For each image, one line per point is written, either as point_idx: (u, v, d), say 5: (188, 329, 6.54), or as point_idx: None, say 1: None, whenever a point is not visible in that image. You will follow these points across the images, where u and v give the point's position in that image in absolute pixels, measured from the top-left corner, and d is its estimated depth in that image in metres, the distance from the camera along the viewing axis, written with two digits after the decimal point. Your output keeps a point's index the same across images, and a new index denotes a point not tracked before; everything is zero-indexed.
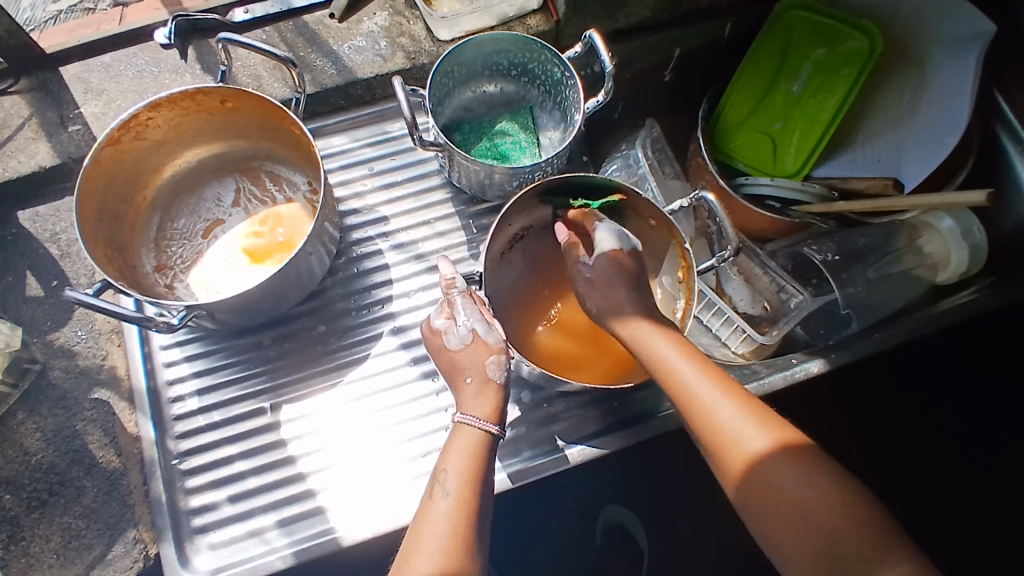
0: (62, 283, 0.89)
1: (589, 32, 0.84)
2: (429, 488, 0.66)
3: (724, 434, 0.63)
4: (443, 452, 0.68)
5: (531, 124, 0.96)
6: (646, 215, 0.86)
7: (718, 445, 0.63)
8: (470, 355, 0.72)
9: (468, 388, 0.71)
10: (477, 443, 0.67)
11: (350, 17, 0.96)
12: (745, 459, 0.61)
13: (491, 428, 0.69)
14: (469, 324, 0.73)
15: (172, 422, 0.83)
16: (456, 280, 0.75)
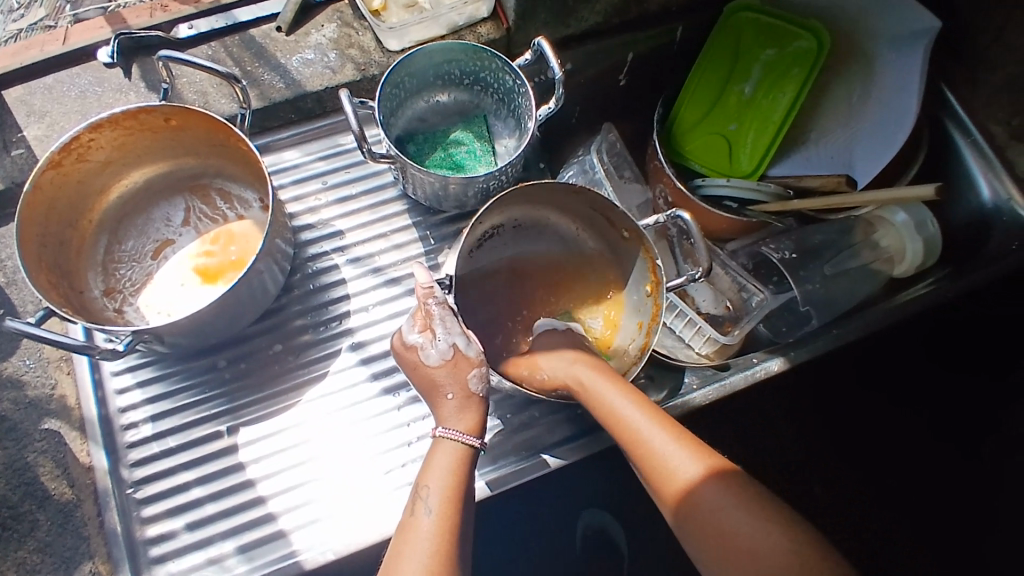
0: (8, 312, 0.87)
1: (538, 40, 0.84)
2: (409, 505, 0.65)
3: (661, 468, 0.64)
4: (424, 469, 0.67)
5: (485, 133, 0.96)
6: (620, 225, 0.86)
7: (657, 480, 0.64)
8: (451, 371, 0.71)
9: (449, 403, 0.70)
10: (460, 458, 0.68)
11: (298, 30, 0.95)
12: (680, 492, 0.62)
13: (472, 442, 0.69)
14: (450, 339, 0.71)
15: (125, 450, 0.81)
16: (434, 290, 0.71)
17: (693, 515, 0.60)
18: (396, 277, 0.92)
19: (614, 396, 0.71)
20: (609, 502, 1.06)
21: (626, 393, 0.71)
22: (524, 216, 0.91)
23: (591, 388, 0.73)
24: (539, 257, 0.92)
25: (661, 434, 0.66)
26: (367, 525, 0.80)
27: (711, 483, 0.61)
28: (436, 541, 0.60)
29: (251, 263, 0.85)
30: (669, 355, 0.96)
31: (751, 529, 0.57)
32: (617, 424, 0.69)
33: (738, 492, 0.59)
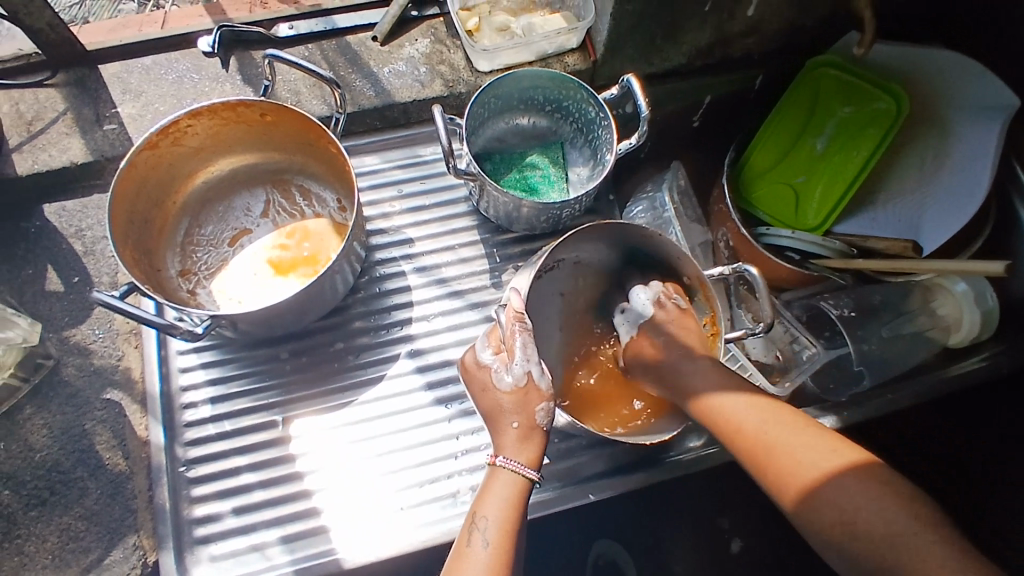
0: (84, 281, 0.87)
1: (627, 76, 0.87)
2: (463, 530, 0.66)
3: (780, 462, 0.64)
4: (482, 494, 0.67)
5: (561, 159, 0.97)
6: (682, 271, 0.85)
7: (776, 473, 0.64)
8: (519, 399, 0.70)
9: (512, 432, 0.70)
10: (519, 490, 0.67)
11: (393, 41, 0.98)
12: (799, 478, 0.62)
13: (531, 475, 0.68)
14: (525, 366, 0.70)
15: (183, 429, 0.83)
16: (525, 317, 0.71)
17: (821, 508, 0.60)
18: (459, 290, 0.93)
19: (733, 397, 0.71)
20: (633, 538, 1.06)
21: (741, 391, 0.71)
22: (585, 255, 0.88)
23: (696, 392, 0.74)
24: (589, 298, 0.90)
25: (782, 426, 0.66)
26: (408, 533, 0.81)
27: (835, 475, 0.61)
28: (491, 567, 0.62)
29: (326, 267, 0.87)
30: None
31: (876, 513, 0.57)
32: (731, 420, 0.69)
33: (868, 479, 0.60)
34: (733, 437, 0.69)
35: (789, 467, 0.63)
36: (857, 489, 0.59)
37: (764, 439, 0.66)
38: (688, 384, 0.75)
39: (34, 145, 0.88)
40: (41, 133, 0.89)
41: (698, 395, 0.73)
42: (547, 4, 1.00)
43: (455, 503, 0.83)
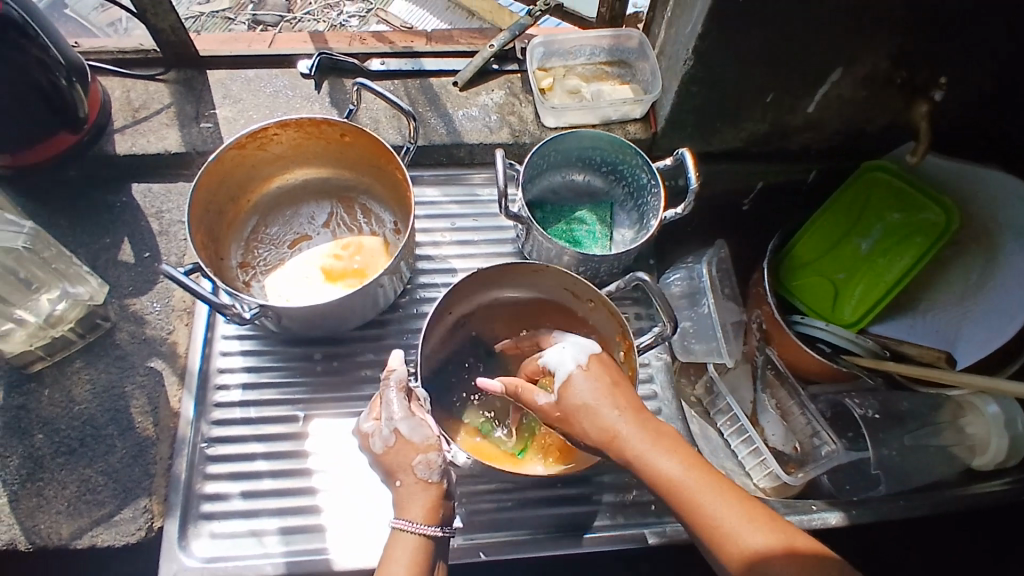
0: (152, 257, 0.94)
1: (682, 150, 0.91)
2: None
3: (723, 533, 0.59)
4: (382, 563, 0.66)
5: (607, 219, 1.01)
6: (584, 295, 0.88)
7: (718, 543, 0.59)
8: (394, 458, 0.70)
9: (399, 492, 0.70)
10: (416, 548, 0.66)
11: (471, 88, 1.06)
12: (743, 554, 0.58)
13: (429, 530, 0.67)
14: (392, 425, 0.71)
15: (211, 408, 0.87)
16: (393, 372, 0.74)
17: None
18: None
19: (697, 480, 0.62)
20: None
21: (674, 451, 0.65)
22: (499, 305, 0.93)
23: (623, 435, 0.66)
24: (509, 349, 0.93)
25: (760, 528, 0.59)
26: None
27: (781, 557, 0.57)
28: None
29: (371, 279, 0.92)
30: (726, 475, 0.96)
31: None
32: (695, 507, 0.61)
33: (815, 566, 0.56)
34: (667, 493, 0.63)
35: (732, 539, 0.59)
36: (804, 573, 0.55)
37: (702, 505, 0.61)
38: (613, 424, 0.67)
39: (137, 130, 0.98)
40: (144, 120, 0.99)
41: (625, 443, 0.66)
42: (619, 75, 1.07)
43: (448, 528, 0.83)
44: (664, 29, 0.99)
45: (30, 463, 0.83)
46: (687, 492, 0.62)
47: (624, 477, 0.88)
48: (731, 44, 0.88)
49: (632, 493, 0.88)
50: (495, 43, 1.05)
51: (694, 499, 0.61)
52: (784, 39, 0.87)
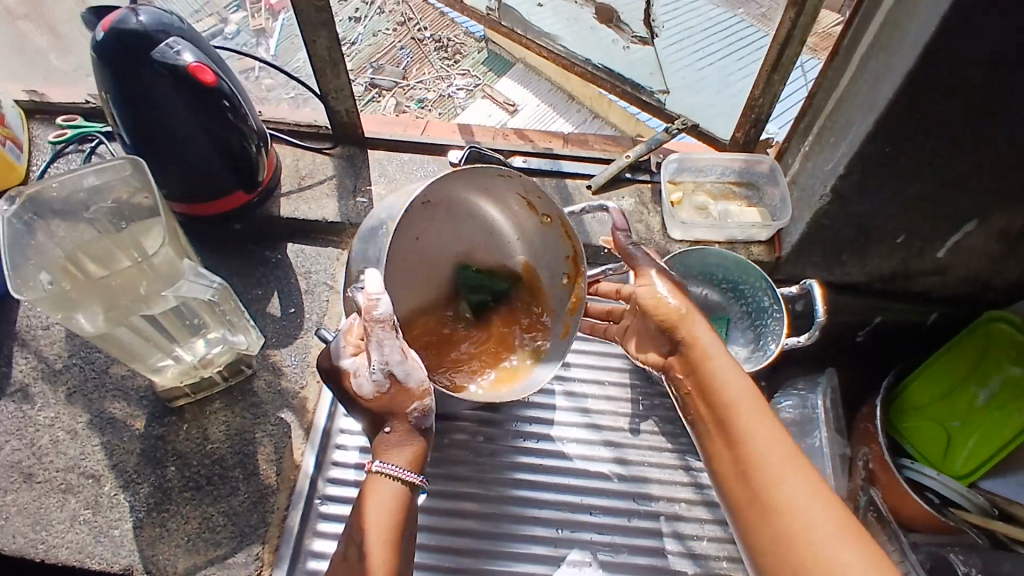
0: (296, 312, 1.02)
1: (810, 280, 0.94)
2: (348, 541, 0.69)
3: (788, 499, 0.62)
4: (361, 507, 0.70)
5: (723, 334, 1.03)
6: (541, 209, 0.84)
7: (778, 505, 0.62)
8: (385, 401, 0.72)
9: (388, 437, 0.73)
10: (396, 495, 0.71)
11: (604, 192, 1.11)
12: (796, 521, 0.61)
13: (412, 479, 0.72)
14: (382, 368, 0.70)
15: (329, 465, 0.92)
16: (377, 304, 0.67)
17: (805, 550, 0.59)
18: (598, 423, 0.99)
19: (752, 418, 0.70)
20: None
21: (771, 426, 0.69)
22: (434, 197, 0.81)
23: (728, 391, 0.73)
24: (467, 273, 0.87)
25: (799, 482, 0.63)
26: None
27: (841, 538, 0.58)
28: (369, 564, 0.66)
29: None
30: None
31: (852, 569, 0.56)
32: (768, 473, 0.65)
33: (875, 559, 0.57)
34: (748, 456, 0.67)
35: (794, 509, 0.61)
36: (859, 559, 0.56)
37: (770, 469, 0.65)
38: (726, 384, 0.73)
39: (302, 197, 1.08)
40: (308, 188, 1.09)
41: (726, 398, 0.73)
42: (746, 196, 1.10)
43: None
44: (799, 159, 1.02)
45: (158, 493, 0.89)
46: (765, 462, 0.66)
47: None
48: (872, 185, 0.91)
49: None
50: (632, 153, 1.11)
51: (736, 428, 0.70)
52: (927, 188, 0.90)
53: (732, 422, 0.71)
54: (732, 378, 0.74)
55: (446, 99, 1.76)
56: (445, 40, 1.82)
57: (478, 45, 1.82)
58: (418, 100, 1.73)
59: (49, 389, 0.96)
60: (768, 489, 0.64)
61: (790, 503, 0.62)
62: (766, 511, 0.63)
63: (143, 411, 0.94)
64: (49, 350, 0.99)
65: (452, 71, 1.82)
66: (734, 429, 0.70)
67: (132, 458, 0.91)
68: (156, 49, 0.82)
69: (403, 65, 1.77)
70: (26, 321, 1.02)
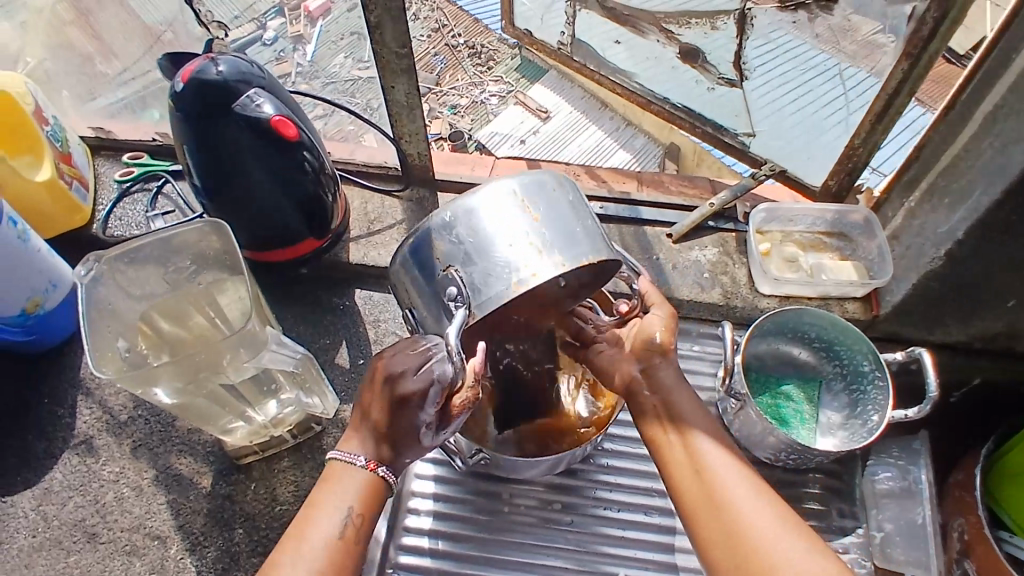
0: (365, 364, 0.98)
1: (918, 348, 0.87)
2: (324, 504, 0.63)
3: (747, 527, 0.59)
4: (350, 480, 0.63)
5: (816, 398, 0.96)
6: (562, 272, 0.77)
7: (739, 536, 0.59)
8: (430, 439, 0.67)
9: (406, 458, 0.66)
10: (382, 494, 0.64)
11: (685, 241, 1.06)
12: (756, 552, 0.58)
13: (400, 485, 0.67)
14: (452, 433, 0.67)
15: (401, 531, 0.88)
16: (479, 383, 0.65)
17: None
18: None
19: (700, 423, 0.67)
20: None
21: (723, 451, 0.65)
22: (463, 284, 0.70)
23: (679, 413, 0.68)
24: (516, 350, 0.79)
25: (746, 486, 0.62)
26: None
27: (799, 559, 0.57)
28: (327, 559, 0.60)
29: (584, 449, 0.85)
30: None
31: None
32: (726, 502, 0.61)
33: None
34: (706, 486, 0.63)
35: (756, 540, 0.58)
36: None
37: (727, 498, 0.61)
38: (680, 409, 0.68)
39: (371, 242, 1.05)
40: (378, 233, 1.05)
41: (678, 419, 0.68)
42: (839, 247, 1.04)
43: None
44: (902, 214, 0.96)
45: (225, 558, 0.85)
46: (723, 491, 0.62)
47: None
48: (991, 250, 0.84)
49: None
50: (716, 200, 1.06)
51: (681, 434, 0.67)
52: None
53: (683, 447, 0.66)
54: (687, 404, 0.69)
55: (478, 105, 1.75)
56: (480, 47, 1.80)
57: (512, 51, 1.80)
58: (450, 106, 1.74)
59: (114, 442, 0.93)
60: (722, 497, 0.61)
61: (740, 511, 0.60)
62: (718, 520, 0.60)
63: (209, 468, 0.90)
64: (115, 400, 0.96)
65: (484, 78, 1.79)
66: (688, 456, 0.65)
67: (199, 519, 0.87)
68: (236, 101, 0.80)
69: (436, 73, 1.80)
70: (89, 368, 0.99)
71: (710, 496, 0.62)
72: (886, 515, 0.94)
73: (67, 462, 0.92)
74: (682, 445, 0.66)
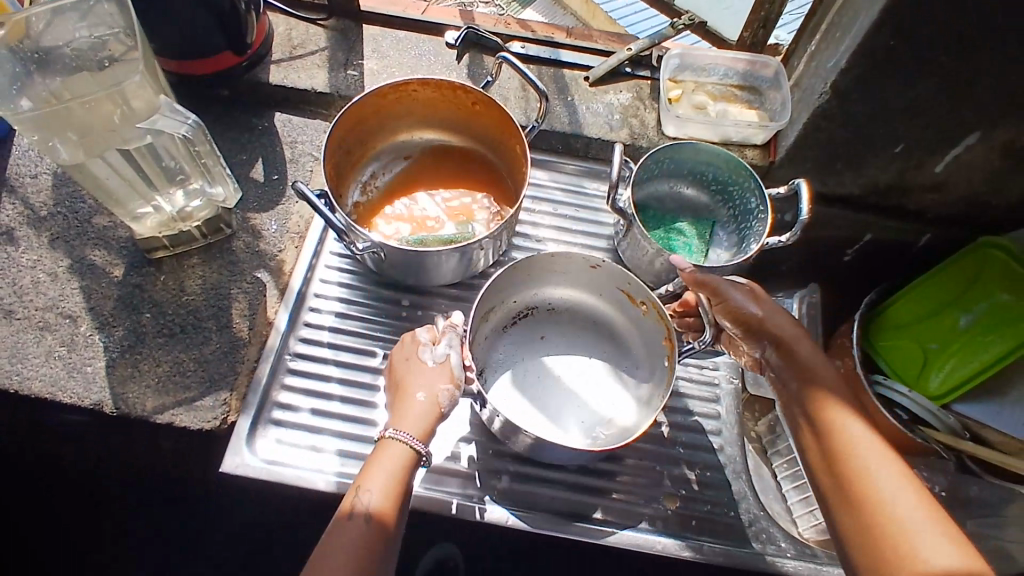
0: (280, 179, 1.02)
1: (798, 180, 0.92)
2: (348, 497, 0.70)
3: (882, 499, 0.59)
4: (368, 468, 0.71)
5: (707, 235, 1.01)
6: (468, 99, 0.97)
7: (869, 508, 0.60)
8: (432, 373, 0.78)
9: (413, 404, 0.75)
10: (405, 462, 0.71)
11: (601, 85, 1.08)
12: (888, 523, 0.58)
13: (419, 448, 0.73)
14: (448, 349, 0.80)
15: (302, 325, 0.95)
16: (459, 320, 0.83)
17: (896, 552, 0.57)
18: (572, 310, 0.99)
19: (846, 413, 0.67)
20: None
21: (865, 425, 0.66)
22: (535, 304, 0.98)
23: (817, 394, 0.69)
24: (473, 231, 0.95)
25: (885, 462, 0.62)
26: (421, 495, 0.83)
27: (930, 535, 0.56)
28: (363, 543, 0.66)
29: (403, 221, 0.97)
30: (771, 511, 0.91)
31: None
32: (861, 475, 0.62)
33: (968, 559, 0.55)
34: (837, 460, 0.64)
35: (886, 509, 0.59)
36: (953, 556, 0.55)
37: (864, 470, 0.62)
38: (822, 392, 0.69)
39: (291, 65, 1.06)
40: (300, 57, 1.07)
41: (817, 400, 0.69)
42: (748, 100, 1.07)
43: (493, 488, 0.85)
44: (805, 59, 0.99)
45: (131, 337, 0.90)
46: (857, 461, 0.62)
47: (672, 486, 0.88)
48: (874, 83, 0.88)
49: (676, 503, 0.87)
50: (634, 47, 1.08)
51: (837, 423, 0.66)
52: (931, 87, 0.86)
53: (823, 426, 0.67)
54: (829, 389, 0.69)
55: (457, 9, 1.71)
56: None
57: None
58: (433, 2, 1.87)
59: (33, 234, 0.97)
60: (851, 468, 0.62)
61: (875, 483, 0.61)
62: (845, 488, 0.62)
63: (122, 260, 0.95)
64: (37, 198, 1.00)
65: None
66: (826, 432, 0.66)
67: (110, 303, 0.92)
68: None
69: None
70: (15, 169, 1.02)
71: (844, 469, 0.63)
72: None
73: None
74: (818, 429, 0.67)
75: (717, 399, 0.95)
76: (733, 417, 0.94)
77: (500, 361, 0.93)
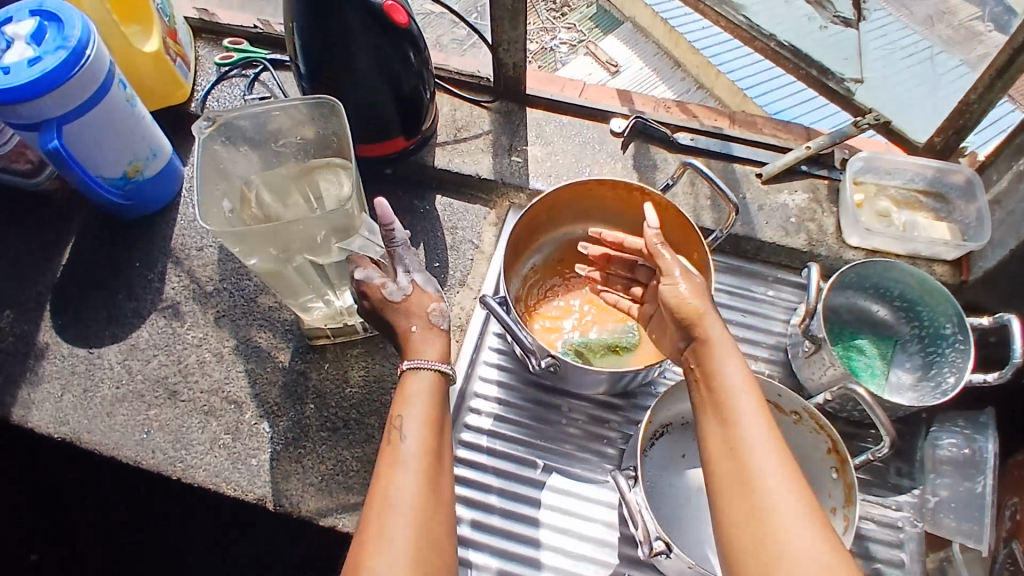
0: (441, 267, 1.00)
1: (1007, 315, 0.86)
2: (385, 433, 0.69)
3: (759, 485, 0.57)
4: (400, 398, 0.71)
5: (889, 355, 0.94)
6: (643, 201, 0.93)
7: (746, 495, 0.57)
8: (410, 308, 0.75)
9: (413, 336, 0.74)
10: (432, 386, 0.71)
11: (774, 184, 1.04)
12: (761, 511, 0.56)
13: (443, 368, 0.72)
14: (408, 276, 0.76)
15: (461, 427, 0.91)
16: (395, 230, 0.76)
17: (751, 532, 0.56)
18: None
19: (739, 377, 0.63)
20: None
21: (758, 403, 0.61)
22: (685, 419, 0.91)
23: (709, 365, 0.64)
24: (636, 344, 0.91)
25: (766, 442, 0.59)
26: None
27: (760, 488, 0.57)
28: (424, 458, 0.66)
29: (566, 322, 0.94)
30: None
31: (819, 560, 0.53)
32: (741, 459, 0.59)
33: (789, 526, 0.55)
34: (725, 445, 0.60)
35: (762, 496, 0.57)
36: (808, 541, 0.54)
37: (740, 451, 0.59)
38: (719, 367, 0.64)
39: (457, 148, 1.06)
40: (464, 141, 1.07)
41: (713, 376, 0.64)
42: (934, 208, 1.00)
43: None
44: (1009, 177, 0.93)
45: (294, 430, 0.89)
46: (745, 448, 0.59)
47: None
48: None
49: None
50: (813, 145, 1.02)
51: (726, 401, 0.62)
52: None
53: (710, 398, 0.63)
54: (726, 361, 0.64)
55: (548, 51, 1.41)
56: None
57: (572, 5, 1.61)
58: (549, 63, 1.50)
59: (199, 309, 0.98)
60: (739, 453, 0.59)
61: (751, 459, 0.58)
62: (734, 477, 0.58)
63: (286, 344, 0.95)
64: (202, 271, 1.01)
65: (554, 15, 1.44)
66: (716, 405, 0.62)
67: (274, 390, 0.92)
68: None
69: None
70: (181, 239, 1.03)
71: (726, 449, 0.60)
72: (942, 481, 0.93)
73: (154, 322, 0.97)
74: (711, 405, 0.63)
75: (901, 544, 0.88)
76: (918, 566, 0.87)
77: (651, 483, 0.87)
